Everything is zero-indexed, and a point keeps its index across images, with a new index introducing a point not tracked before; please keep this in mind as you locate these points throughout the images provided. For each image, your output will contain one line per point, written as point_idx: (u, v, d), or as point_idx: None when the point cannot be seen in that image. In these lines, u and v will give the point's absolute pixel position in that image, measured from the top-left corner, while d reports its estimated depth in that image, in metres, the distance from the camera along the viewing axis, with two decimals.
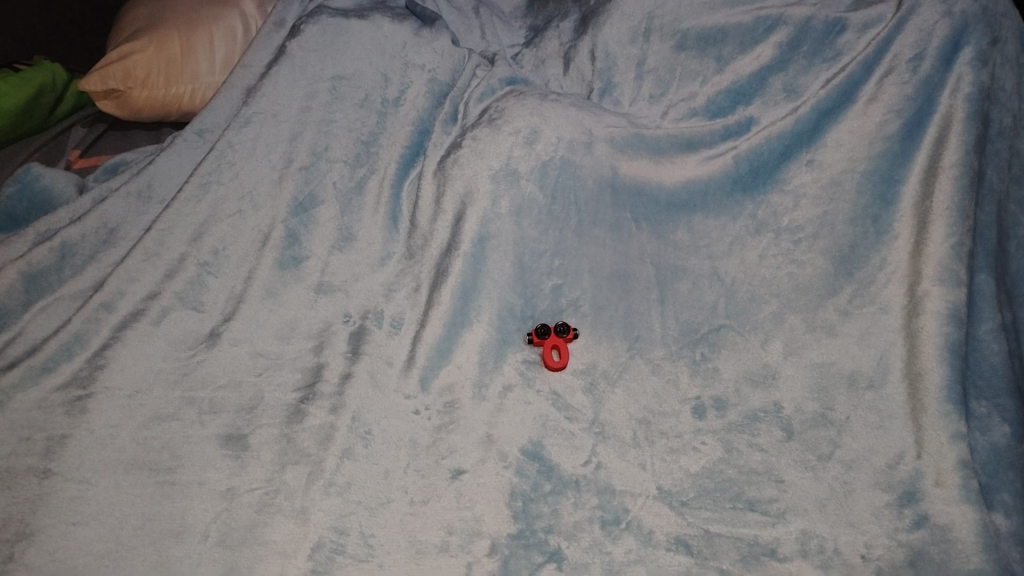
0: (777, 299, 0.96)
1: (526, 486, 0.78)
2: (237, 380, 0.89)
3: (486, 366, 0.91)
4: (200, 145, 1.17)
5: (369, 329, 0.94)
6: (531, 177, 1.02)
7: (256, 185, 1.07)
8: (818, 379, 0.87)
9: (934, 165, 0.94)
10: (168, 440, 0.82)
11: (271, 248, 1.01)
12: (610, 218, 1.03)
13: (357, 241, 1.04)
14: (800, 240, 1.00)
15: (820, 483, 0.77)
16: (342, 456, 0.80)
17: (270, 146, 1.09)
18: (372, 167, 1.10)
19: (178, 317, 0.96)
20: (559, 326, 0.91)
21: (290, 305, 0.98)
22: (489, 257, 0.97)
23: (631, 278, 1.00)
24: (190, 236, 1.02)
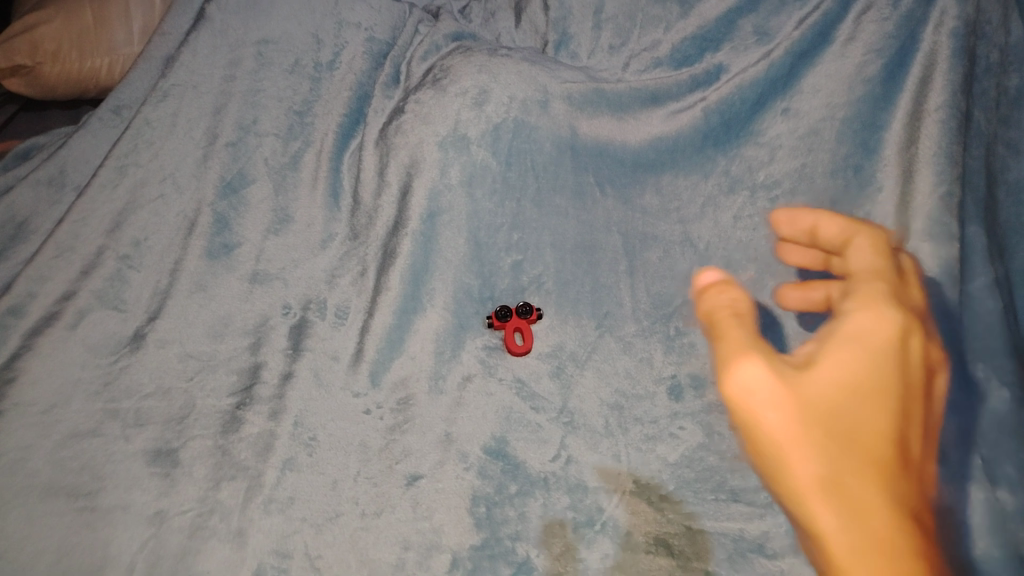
0: (756, 265, 0.88)
1: (489, 488, 0.71)
2: (166, 388, 0.79)
3: (443, 356, 0.83)
4: (117, 124, 1.05)
5: (311, 321, 0.86)
6: (483, 142, 0.93)
7: (177, 166, 0.96)
8: None
9: (920, 108, 0.85)
10: (89, 460, 0.72)
11: (198, 235, 0.91)
12: (572, 182, 0.96)
13: (294, 222, 0.95)
14: (778, 198, 0.92)
15: None
16: (282, 468, 0.71)
17: (190, 122, 0.98)
18: (307, 139, 1.00)
19: (97, 319, 0.85)
20: (522, 307, 0.84)
21: (222, 299, 0.88)
22: (441, 235, 0.89)
23: (597, 250, 0.92)
24: (107, 227, 0.91)
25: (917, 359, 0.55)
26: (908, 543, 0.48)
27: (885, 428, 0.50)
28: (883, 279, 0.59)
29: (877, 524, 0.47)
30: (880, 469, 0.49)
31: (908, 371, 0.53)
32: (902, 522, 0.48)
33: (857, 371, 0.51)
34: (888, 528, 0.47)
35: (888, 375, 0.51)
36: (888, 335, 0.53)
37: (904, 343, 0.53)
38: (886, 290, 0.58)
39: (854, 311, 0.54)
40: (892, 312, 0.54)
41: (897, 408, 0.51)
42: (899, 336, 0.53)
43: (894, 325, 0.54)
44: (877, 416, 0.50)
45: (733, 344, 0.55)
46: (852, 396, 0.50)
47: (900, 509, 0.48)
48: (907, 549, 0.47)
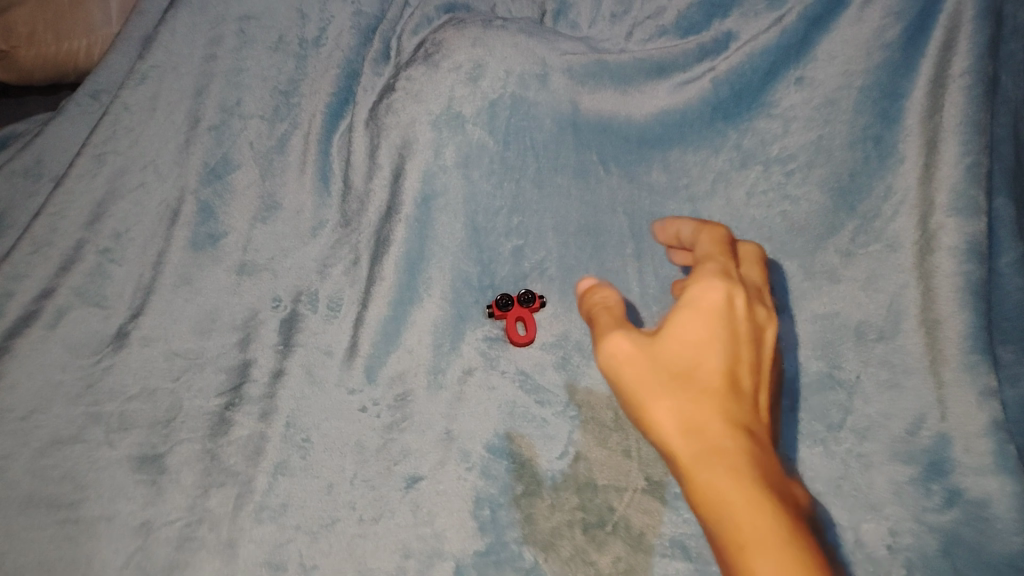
0: (770, 244, 0.85)
1: (493, 489, 0.67)
2: (151, 389, 0.75)
3: (442, 349, 0.78)
4: (95, 110, 1.00)
5: (302, 315, 0.82)
6: (478, 121, 0.87)
7: (158, 153, 0.91)
8: (822, 333, 0.77)
9: (943, 74, 0.79)
10: (70, 468, 0.68)
11: (182, 225, 0.87)
12: (574, 161, 0.90)
13: (282, 209, 0.90)
14: (793, 171, 0.87)
15: (831, 462, 0.69)
16: (273, 472, 0.68)
17: (171, 106, 0.92)
18: (294, 121, 0.94)
19: (78, 317, 0.81)
20: (524, 295, 0.79)
21: (208, 293, 0.84)
22: (437, 220, 0.84)
23: (602, 231, 0.87)
24: (86, 219, 0.86)
25: (759, 311, 0.53)
26: (763, 470, 0.47)
27: (727, 370, 0.50)
28: (727, 240, 0.57)
29: (725, 455, 0.47)
30: (721, 405, 0.49)
31: (751, 318, 0.52)
32: (751, 451, 0.47)
33: (690, 326, 0.50)
34: (738, 455, 0.47)
35: (724, 323, 0.50)
36: (719, 292, 0.51)
37: (737, 296, 0.51)
38: (727, 249, 0.56)
39: (692, 273, 0.53)
40: (722, 270, 0.52)
41: (735, 352, 0.50)
42: (732, 291, 0.51)
43: (723, 290, 0.51)
44: (716, 358, 0.50)
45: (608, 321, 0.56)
46: (692, 346, 0.50)
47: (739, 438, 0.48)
48: (761, 476, 0.46)
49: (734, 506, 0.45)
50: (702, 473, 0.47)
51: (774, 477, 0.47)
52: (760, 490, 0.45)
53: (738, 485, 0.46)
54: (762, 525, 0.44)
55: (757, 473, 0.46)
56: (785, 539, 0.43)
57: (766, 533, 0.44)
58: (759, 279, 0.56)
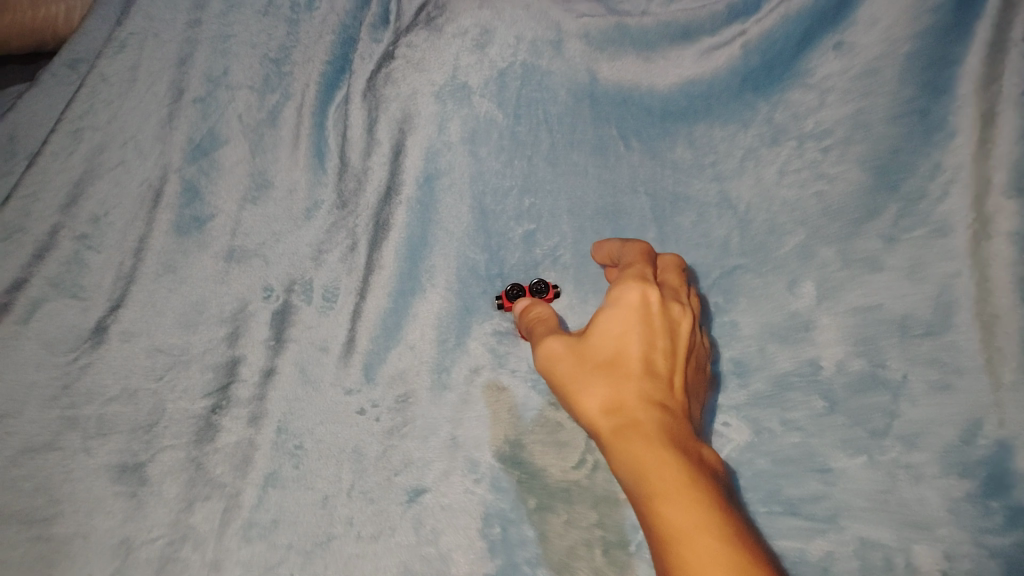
0: (804, 229, 0.75)
1: (504, 503, 0.62)
2: (131, 390, 0.69)
3: (446, 345, 0.72)
4: (73, 81, 0.93)
5: (295, 307, 0.75)
6: (486, 92, 0.83)
7: (139, 128, 0.83)
8: (862, 328, 0.67)
9: (1001, 38, 0.67)
10: (45, 479, 0.63)
11: (164, 207, 0.79)
12: (592, 135, 0.83)
13: (274, 188, 0.81)
14: (829, 148, 0.77)
15: (876, 473, 0.61)
16: (263, 485, 0.63)
17: (153, 76, 0.84)
18: (286, 91, 0.85)
19: (52, 310, 0.74)
20: (536, 285, 0.73)
21: (195, 282, 0.76)
22: (442, 202, 0.79)
23: (622, 214, 0.80)
24: (63, 202, 0.79)
25: (677, 307, 0.58)
26: (676, 437, 0.51)
27: (645, 357, 0.55)
28: (648, 253, 0.64)
29: (642, 424, 0.51)
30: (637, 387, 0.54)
31: (668, 313, 0.57)
32: (666, 421, 0.52)
33: (612, 322, 0.56)
34: (653, 423, 0.51)
35: (641, 316, 0.56)
36: (636, 292, 0.57)
37: (652, 295, 0.57)
38: (647, 259, 0.63)
39: (615, 280, 0.60)
40: (639, 275, 0.59)
41: (651, 341, 0.56)
42: (647, 290, 0.57)
43: (639, 290, 0.57)
44: (634, 346, 0.55)
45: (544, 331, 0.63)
46: (613, 337, 0.56)
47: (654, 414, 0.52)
48: (675, 440, 0.50)
49: (647, 464, 0.49)
50: (620, 443, 0.51)
51: (687, 443, 0.51)
52: (672, 449, 0.49)
53: (651, 447, 0.49)
54: (670, 477, 0.47)
55: (670, 439, 0.50)
56: (691, 489, 0.47)
57: (674, 484, 0.47)
58: (680, 285, 0.63)
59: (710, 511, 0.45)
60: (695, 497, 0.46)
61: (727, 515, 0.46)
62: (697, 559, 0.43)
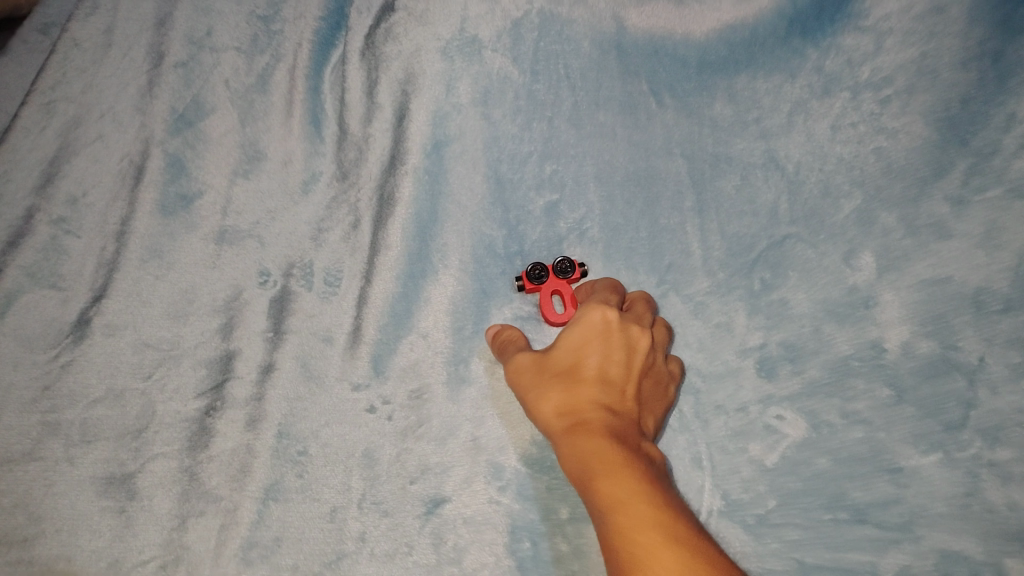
0: (862, 190, 0.68)
1: (533, 514, 0.57)
2: (118, 391, 0.62)
3: (463, 333, 0.65)
4: (45, 47, 0.84)
5: (294, 293, 0.67)
6: (499, 45, 0.75)
7: (117, 98, 0.74)
8: (929, 305, 0.61)
9: None
10: (24, 495, 0.58)
11: (148, 185, 0.71)
12: (620, 92, 0.74)
13: (267, 160, 0.73)
14: (889, 98, 0.69)
15: (955, 472, 0.55)
16: (263, 499, 0.58)
17: (130, 40, 0.75)
18: (276, 52, 0.76)
19: (31, 302, 0.66)
20: (561, 265, 0.66)
21: (183, 267, 0.69)
22: (452, 172, 0.71)
23: (656, 180, 0.72)
24: (37, 183, 0.71)
25: (637, 327, 0.56)
26: (623, 436, 0.49)
27: (602, 370, 0.53)
28: (616, 286, 0.62)
29: (590, 422, 0.50)
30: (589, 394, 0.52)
31: (629, 332, 0.55)
32: (614, 423, 0.50)
33: (571, 338, 0.54)
34: (601, 422, 0.50)
35: (601, 331, 0.54)
36: (597, 312, 0.54)
37: (614, 315, 0.54)
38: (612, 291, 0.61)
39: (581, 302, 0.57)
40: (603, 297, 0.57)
41: (608, 356, 0.53)
42: (609, 311, 0.54)
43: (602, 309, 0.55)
44: (592, 356, 0.53)
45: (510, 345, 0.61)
46: (571, 350, 0.54)
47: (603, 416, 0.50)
48: (622, 437, 0.49)
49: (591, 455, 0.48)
50: (570, 443, 0.50)
51: (635, 439, 0.50)
52: (617, 443, 0.48)
53: (596, 441, 0.48)
54: (615, 463, 0.47)
55: (615, 436, 0.49)
56: (634, 473, 0.46)
57: (617, 469, 0.46)
58: (647, 313, 0.60)
59: (652, 492, 0.45)
60: (638, 479, 0.46)
61: (668, 498, 0.45)
62: (635, 531, 0.43)
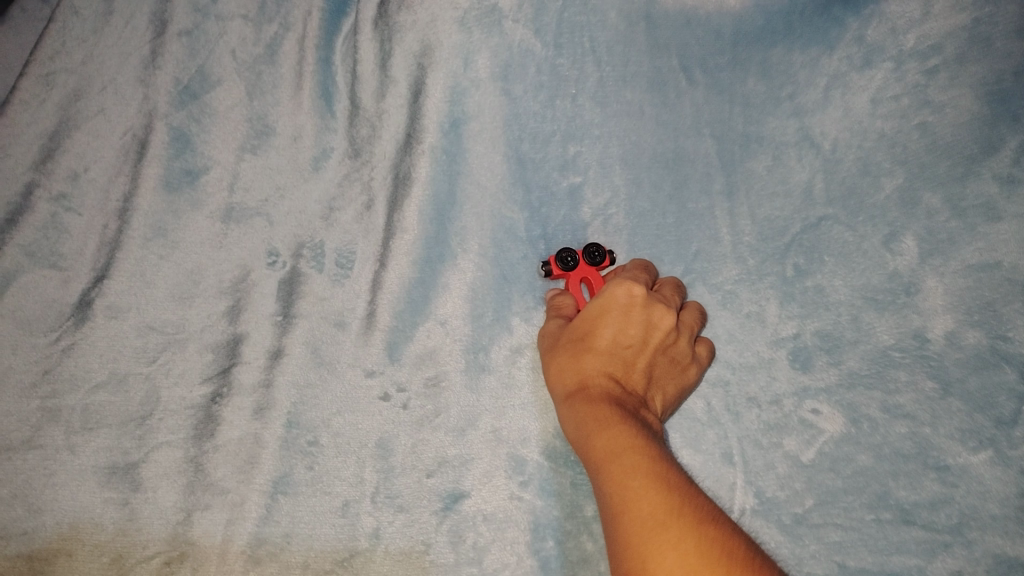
0: (904, 169, 0.64)
1: (555, 511, 0.55)
2: (120, 375, 0.60)
3: (482, 320, 0.62)
4: (45, 14, 0.80)
5: (305, 275, 0.64)
6: (520, 15, 0.69)
7: (119, 70, 0.70)
8: (977, 292, 0.59)
9: None
10: (23, 485, 0.55)
11: (152, 159, 0.68)
12: (648, 68, 0.69)
13: (275, 135, 0.69)
14: (936, 71, 0.65)
15: (1006, 473, 0.52)
16: (272, 492, 0.55)
17: (131, 5, 0.71)
18: (285, 21, 0.72)
19: (30, 283, 0.64)
20: (591, 251, 0.61)
21: (189, 247, 0.65)
22: (471, 151, 0.68)
23: (685, 160, 0.68)
24: (36, 158, 0.67)
25: (663, 306, 0.53)
26: (624, 402, 0.48)
27: (615, 343, 0.52)
28: (647, 265, 0.59)
29: (591, 388, 0.50)
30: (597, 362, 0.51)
31: (654, 311, 0.53)
32: (617, 392, 0.49)
33: (591, 309, 0.53)
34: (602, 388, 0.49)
35: (622, 306, 0.52)
36: (622, 287, 0.52)
37: (638, 293, 0.52)
38: (642, 266, 0.58)
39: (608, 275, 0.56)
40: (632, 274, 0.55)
41: (624, 330, 0.52)
42: (634, 286, 0.52)
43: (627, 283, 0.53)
44: (607, 329, 0.52)
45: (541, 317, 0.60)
46: (588, 321, 0.53)
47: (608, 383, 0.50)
48: (621, 402, 0.48)
49: (589, 415, 0.47)
50: (573, 406, 0.50)
51: (635, 404, 0.49)
52: (614, 405, 0.48)
53: (595, 405, 0.48)
54: (612, 421, 0.46)
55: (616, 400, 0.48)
56: (629, 428, 0.45)
57: (613, 425, 0.46)
58: (675, 296, 0.56)
59: (646, 446, 0.44)
60: (632, 433, 0.45)
61: (664, 457, 0.44)
62: (626, 480, 0.42)
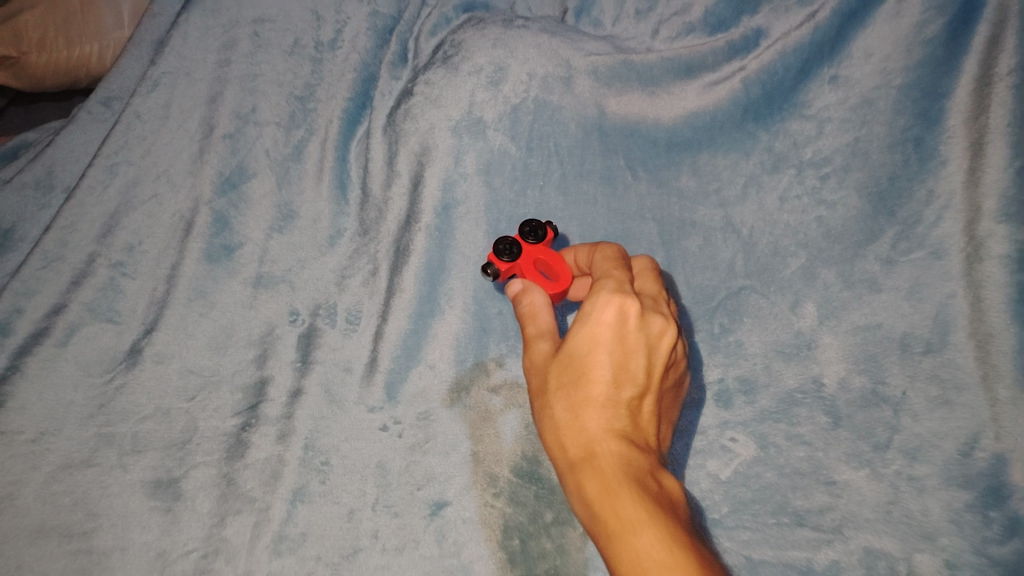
0: (806, 251, 0.80)
1: (522, 517, 0.65)
2: (165, 409, 0.73)
3: (464, 364, 0.76)
4: (107, 118, 0.96)
5: (320, 330, 0.78)
6: (500, 126, 0.87)
7: (171, 163, 0.87)
8: (863, 347, 0.72)
9: (987, 72, 0.74)
10: (83, 495, 0.66)
11: (196, 236, 0.83)
12: (601, 166, 0.88)
13: (299, 219, 0.86)
14: (828, 175, 0.82)
15: (880, 484, 0.64)
16: (292, 499, 0.66)
17: (185, 114, 0.90)
18: (311, 127, 0.90)
19: (90, 333, 0.78)
20: (524, 233, 0.73)
21: (223, 307, 0.80)
22: (457, 228, 0.83)
23: (631, 239, 0.85)
24: (98, 232, 0.83)
25: (657, 321, 0.58)
26: (635, 472, 0.52)
27: (613, 378, 0.56)
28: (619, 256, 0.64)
29: (601, 457, 0.53)
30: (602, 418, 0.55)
31: (647, 329, 0.57)
32: (627, 454, 0.53)
33: (582, 340, 0.57)
34: (612, 456, 0.53)
35: (613, 335, 0.57)
36: (611, 309, 0.56)
37: (630, 310, 0.56)
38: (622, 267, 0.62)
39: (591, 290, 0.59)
40: (617, 286, 0.58)
41: (622, 359, 0.56)
42: (624, 306, 0.56)
43: (615, 302, 0.57)
44: (603, 363, 0.56)
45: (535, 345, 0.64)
46: (582, 359, 0.57)
47: (620, 451, 0.53)
48: (635, 475, 0.51)
49: (603, 495, 0.51)
50: (583, 475, 0.53)
51: (648, 470, 0.52)
52: (630, 483, 0.51)
53: (610, 486, 0.51)
54: (637, 523, 0.48)
55: (627, 474, 0.51)
56: (651, 526, 0.47)
57: (635, 521, 0.48)
58: (658, 299, 0.61)
59: (664, 538, 0.47)
60: (654, 533, 0.47)
61: (685, 548, 0.46)
62: None
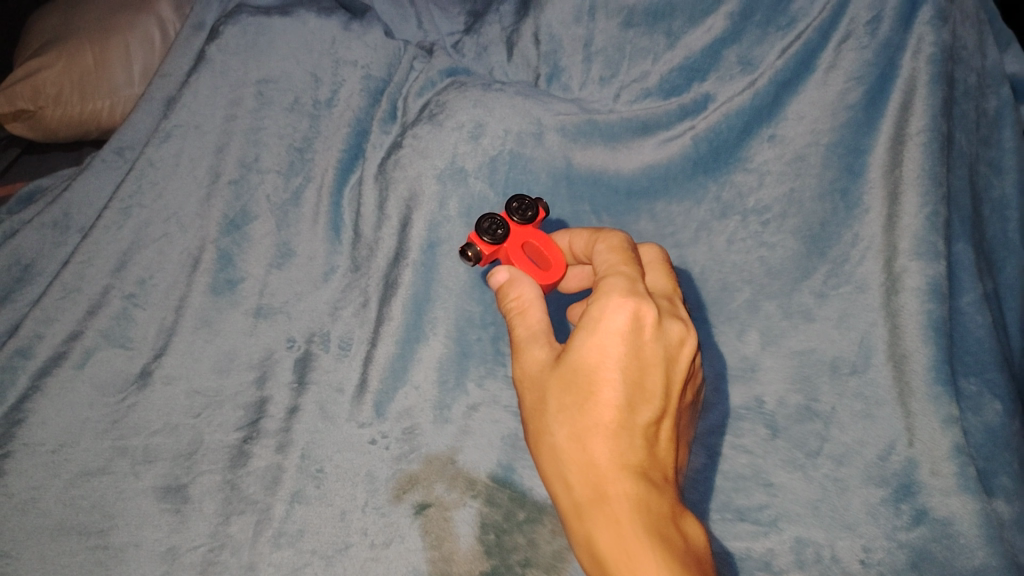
0: (750, 286, 0.91)
1: (497, 515, 0.73)
2: (173, 424, 0.80)
3: (447, 385, 0.84)
4: (120, 165, 1.05)
5: (316, 354, 0.87)
6: (480, 174, 0.97)
7: (182, 206, 0.97)
8: (800, 368, 0.82)
9: (900, 133, 0.87)
10: (99, 498, 0.73)
11: (202, 271, 0.91)
12: (568, 211, 1.00)
13: (297, 256, 0.95)
14: (768, 221, 0.94)
15: (810, 484, 0.73)
16: (290, 500, 0.73)
17: (194, 162, 0.99)
18: (308, 175, 1.00)
19: (104, 357, 0.85)
20: (514, 213, 0.81)
21: (227, 334, 0.88)
22: (443, 265, 0.92)
23: None
24: (113, 267, 0.92)
25: (676, 324, 0.65)
26: (654, 517, 0.57)
27: (619, 398, 0.61)
28: (624, 249, 0.70)
29: (613, 498, 0.58)
30: (614, 450, 0.60)
31: (659, 335, 0.63)
32: (643, 498, 0.58)
33: (591, 351, 0.62)
34: (625, 497, 0.58)
35: (626, 344, 0.61)
36: (624, 312, 0.61)
37: (647, 317, 0.62)
38: (629, 264, 0.68)
39: (601, 290, 0.64)
40: (629, 289, 0.63)
41: (636, 375, 0.61)
42: (637, 312, 0.62)
43: (630, 307, 0.62)
44: (613, 383, 0.61)
45: (531, 351, 0.68)
46: (590, 374, 0.61)
47: (632, 492, 0.58)
48: (654, 523, 0.57)
49: (623, 545, 0.56)
50: (598, 516, 0.58)
51: (666, 510, 0.58)
52: (650, 536, 0.56)
53: (630, 541, 0.56)
54: None
55: (646, 523, 0.57)
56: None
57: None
58: (670, 305, 0.68)
59: None
60: None
61: None
62: None
